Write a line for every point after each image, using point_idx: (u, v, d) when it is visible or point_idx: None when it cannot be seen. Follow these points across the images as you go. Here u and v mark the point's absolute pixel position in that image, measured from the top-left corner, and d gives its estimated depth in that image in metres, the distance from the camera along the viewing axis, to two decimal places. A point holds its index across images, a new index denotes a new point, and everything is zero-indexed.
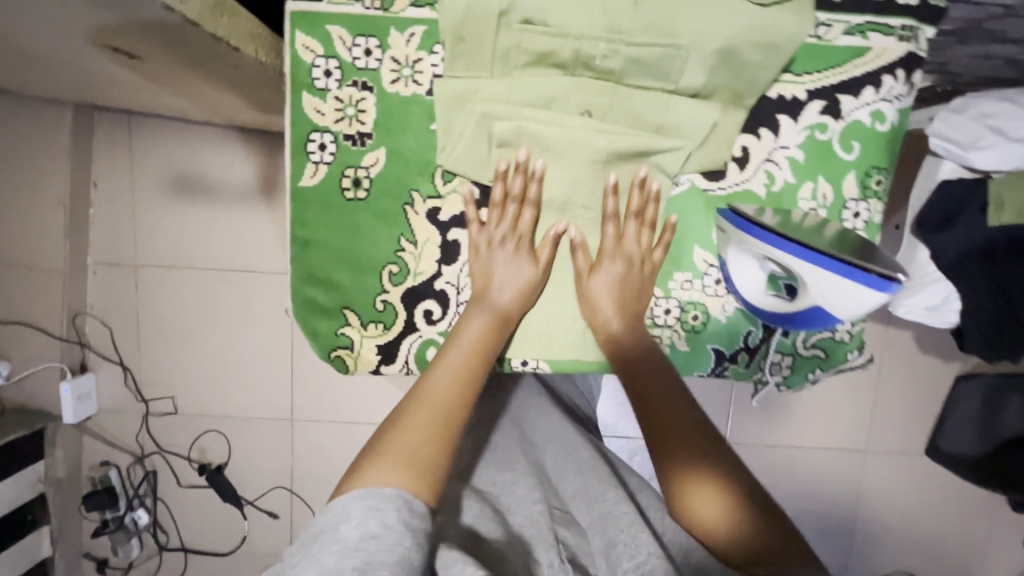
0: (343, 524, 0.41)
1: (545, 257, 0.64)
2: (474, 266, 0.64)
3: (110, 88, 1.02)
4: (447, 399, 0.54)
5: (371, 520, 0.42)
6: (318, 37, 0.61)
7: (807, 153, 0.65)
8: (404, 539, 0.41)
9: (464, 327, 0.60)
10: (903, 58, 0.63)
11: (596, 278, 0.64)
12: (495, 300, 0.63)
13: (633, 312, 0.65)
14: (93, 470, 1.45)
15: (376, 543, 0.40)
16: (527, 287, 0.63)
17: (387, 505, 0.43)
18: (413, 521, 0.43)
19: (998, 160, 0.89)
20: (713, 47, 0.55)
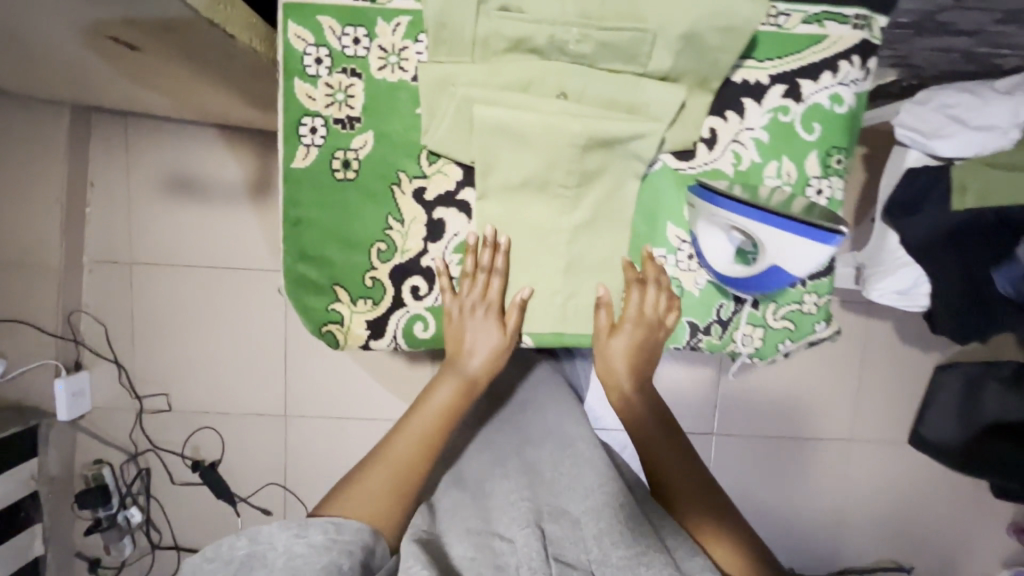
0: (277, 546, 0.55)
1: (511, 324, 0.70)
2: (449, 332, 0.71)
3: (112, 86, 1.06)
4: (401, 457, 0.67)
5: (298, 542, 0.55)
6: (309, 27, 0.65)
7: (771, 135, 0.69)
8: (332, 553, 0.55)
9: (432, 393, 0.70)
10: (858, 45, 0.68)
11: (613, 339, 0.71)
12: (462, 367, 0.70)
13: (642, 368, 0.73)
14: (86, 468, 1.46)
15: (302, 558, 0.54)
16: (494, 351, 0.70)
17: (313, 532, 0.57)
18: (341, 537, 0.57)
19: (957, 148, 0.94)
20: (677, 32, 0.59)
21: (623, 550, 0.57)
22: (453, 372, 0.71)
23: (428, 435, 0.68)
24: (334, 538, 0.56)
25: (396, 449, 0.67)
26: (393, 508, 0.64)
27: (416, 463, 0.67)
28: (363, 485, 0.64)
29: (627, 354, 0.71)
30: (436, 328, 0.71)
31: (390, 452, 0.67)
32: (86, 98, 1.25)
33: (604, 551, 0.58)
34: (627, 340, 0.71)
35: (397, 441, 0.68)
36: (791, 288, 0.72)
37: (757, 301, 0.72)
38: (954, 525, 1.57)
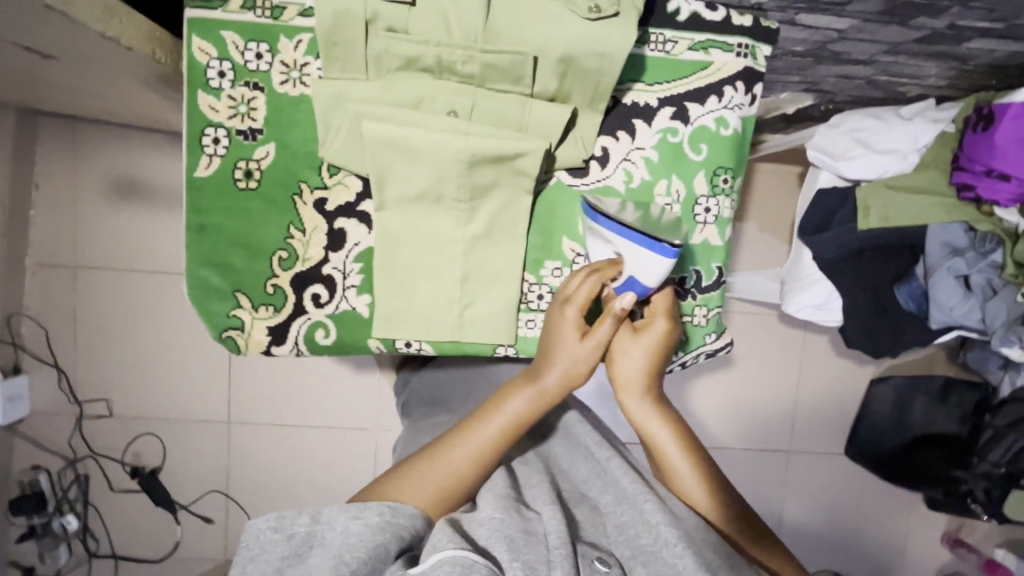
0: (331, 526, 0.50)
1: (602, 334, 0.64)
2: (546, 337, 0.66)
3: (54, 92, 1.07)
4: (469, 462, 0.59)
5: (353, 523, 0.50)
6: (212, 41, 0.67)
7: (660, 155, 0.72)
8: (386, 538, 0.50)
9: (508, 399, 0.63)
10: (741, 72, 0.72)
11: (633, 343, 0.66)
12: (543, 378, 0.63)
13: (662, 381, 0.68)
14: (23, 473, 1.44)
15: (357, 538, 0.49)
16: (575, 364, 0.64)
17: (369, 514, 0.51)
18: (396, 521, 0.52)
19: (862, 169, 0.97)
20: (556, 55, 0.62)
21: (648, 539, 0.55)
22: (530, 382, 0.63)
23: (497, 440, 0.61)
24: (390, 523, 0.52)
25: (461, 446, 0.60)
26: (449, 502, 0.58)
27: (479, 465, 0.60)
28: (417, 475, 0.58)
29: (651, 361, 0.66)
30: (338, 335, 0.73)
31: (451, 448, 0.60)
32: (32, 102, 1.25)
33: (631, 542, 0.56)
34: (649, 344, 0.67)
35: (461, 434, 0.61)
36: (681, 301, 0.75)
37: None
38: (889, 535, 1.62)
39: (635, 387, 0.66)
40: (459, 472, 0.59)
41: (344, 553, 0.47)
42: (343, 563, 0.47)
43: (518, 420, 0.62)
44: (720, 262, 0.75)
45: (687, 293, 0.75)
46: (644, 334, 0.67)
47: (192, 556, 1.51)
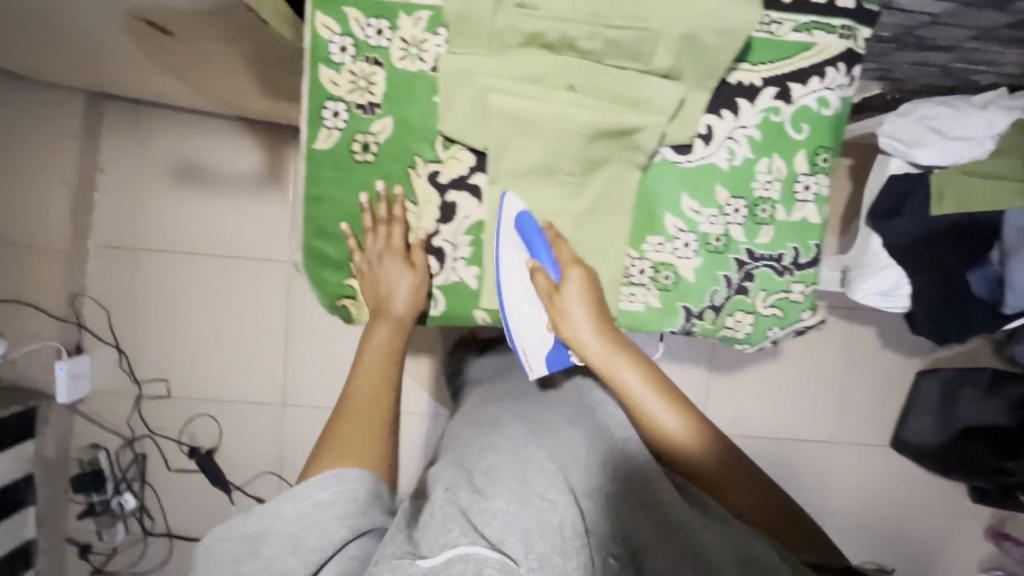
0: (282, 514, 0.53)
1: (420, 262, 0.74)
2: (371, 284, 0.74)
3: (135, 74, 1.09)
4: (368, 393, 0.66)
5: (303, 504, 0.54)
6: (335, 17, 0.68)
7: (763, 133, 0.74)
8: (337, 509, 0.54)
9: (369, 337, 0.71)
10: (843, 54, 0.73)
11: (568, 301, 0.69)
12: (391, 308, 0.73)
13: (614, 331, 0.70)
14: (82, 451, 1.46)
15: (312, 518, 0.53)
16: (412, 289, 0.73)
17: (316, 491, 0.55)
18: (344, 490, 0.55)
19: (935, 156, 1.00)
20: (680, 31, 0.64)
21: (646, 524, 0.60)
22: (381, 316, 0.72)
23: (372, 397, 0.66)
24: (337, 494, 0.55)
25: (357, 415, 0.63)
26: (380, 456, 0.61)
27: (376, 422, 0.63)
28: (342, 444, 0.60)
29: (590, 310, 0.69)
30: (445, 305, 0.77)
31: (357, 418, 0.63)
32: (103, 85, 1.27)
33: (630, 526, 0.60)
34: (585, 298, 0.69)
35: (351, 410, 0.64)
36: (779, 278, 0.78)
37: (748, 289, 0.78)
38: (932, 526, 1.63)
39: (590, 348, 0.68)
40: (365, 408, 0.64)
41: (303, 535, 0.52)
42: (304, 542, 0.52)
43: (386, 346, 0.70)
44: (817, 240, 0.77)
45: (785, 271, 0.77)
46: (570, 289, 0.69)
47: None
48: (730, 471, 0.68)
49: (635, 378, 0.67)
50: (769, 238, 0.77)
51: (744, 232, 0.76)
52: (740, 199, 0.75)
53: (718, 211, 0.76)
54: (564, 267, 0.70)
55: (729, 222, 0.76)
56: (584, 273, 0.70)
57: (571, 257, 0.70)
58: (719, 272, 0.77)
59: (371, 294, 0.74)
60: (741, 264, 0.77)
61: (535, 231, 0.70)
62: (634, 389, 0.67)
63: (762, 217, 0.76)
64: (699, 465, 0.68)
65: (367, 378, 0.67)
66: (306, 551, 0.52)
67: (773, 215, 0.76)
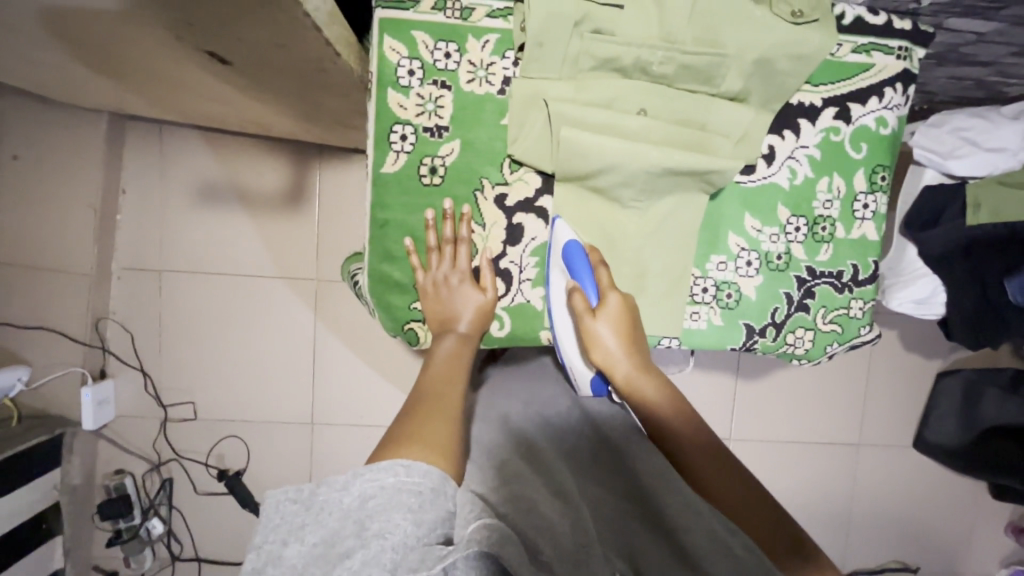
0: (345, 491, 0.45)
1: (489, 284, 0.74)
2: (436, 304, 0.73)
3: (169, 97, 1.08)
4: (437, 393, 0.61)
5: (370, 486, 0.45)
6: (403, 41, 0.68)
7: (823, 152, 0.75)
8: (406, 497, 0.45)
9: (436, 349, 0.69)
10: (900, 74, 0.74)
11: (598, 322, 0.69)
12: (457, 325, 0.71)
13: (642, 352, 0.70)
14: (107, 478, 1.43)
15: (377, 502, 0.44)
16: (480, 308, 0.73)
17: (385, 474, 0.46)
18: (412, 479, 0.46)
19: (970, 167, 1.02)
20: (753, 56, 0.65)
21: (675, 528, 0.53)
22: (448, 330, 0.71)
23: (438, 396, 0.60)
24: (406, 482, 0.46)
25: (425, 412, 0.58)
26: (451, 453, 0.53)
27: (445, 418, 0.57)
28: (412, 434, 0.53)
29: (620, 335, 0.69)
30: (511, 327, 0.77)
31: (425, 414, 0.57)
32: (128, 107, 1.25)
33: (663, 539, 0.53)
34: (616, 320, 0.69)
35: (417, 407, 0.59)
36: (839, 295, 0.79)
37: (809, 306, 0.79)
38: (953, 523, 1.66)
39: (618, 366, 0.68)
40: (434, 407, 0.59)
41: (366, 517, 0.43)
42: (367, 527, 0.42)
43: (454, 356, 0.67)
44: (875, 257, 0.79)
45: (845, 287, 0.79)
46: (606, 313, 0.69)
47: None
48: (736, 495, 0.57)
49: (656, 393, 0.66)
50: (829, 255, 0.78)
51: (805, 250, 0.77)
52: (801, 217, 0.76)
53: (779, 229, 0.76)
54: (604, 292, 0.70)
55: (791, 240, 0.77)
56: (623, 301, 0.70)
57: (609, 282, 0.70)
58: (781, 289, 0.78)
59: (437, 312, 0.72)
60: (802, 281, 0.78)
61: (581, 258, 0.69)
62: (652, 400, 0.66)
63: (822, 235, 0.77)
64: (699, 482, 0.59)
65: (436, 382, 0.63)
66: (367, 536, 0.41)
67: (833, 233, 0.77)
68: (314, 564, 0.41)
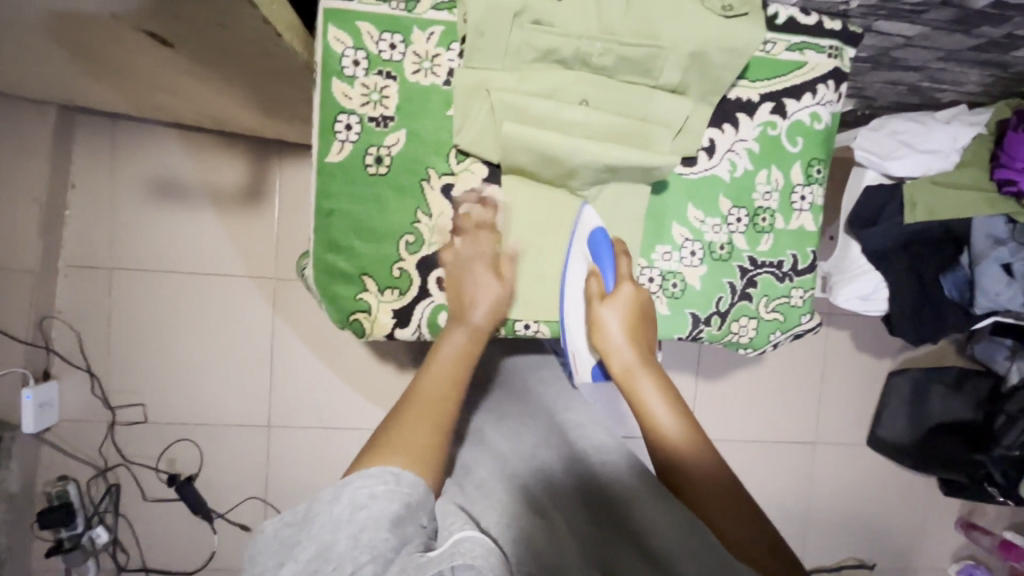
0: (335, 504, 0.46)
1: (509, 274, 0.70)
2: (453, 288, 0.69)
3: (114, 86, 1.05)
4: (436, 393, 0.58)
5: (359, 496, 0.47)
6: (348, 31, 0.69)
7: (761, 146, 0.78)
8: (396, 506, 0.46)
9: (442, 343, 0.63)
10: (832, 72, 0.78)
11: (607, 306, 0.68)
12: (471, 317, 0.65)
13: (646, 348, 0.69)
14: (49, 484, 1.37)
15: (366, 512, 0.45)
16: (497, 300, 0.67)
17: (374, 482, 0.48)
18: (401, 488, 0.48)
19: (908, 168, 1.06)
20: (689, 50, 0.68)
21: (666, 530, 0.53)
22: (460, 321, 0.65)
23: (421, 394, 0.58)
24: (396, 489, 0.48)
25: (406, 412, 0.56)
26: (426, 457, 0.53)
27: (428, 421, 0.56)
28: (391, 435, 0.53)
29: (625, 324, 0.68)
30: None
31: (410, 417, 0.55)
32: (78, 99, 1.22)
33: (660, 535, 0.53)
34: (626, 309, 0.68)
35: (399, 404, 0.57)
36: (780, 284, 0.81)
37: (751, 295, 0.81)
38: (906, 520, 1.70)
39: (616, 353, 0.67)
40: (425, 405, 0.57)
41: (357, 530, 0.44)
42: (359, 538, 0.44)
43: (458, 358, 0.62)
44: (813, 247, 0.82)
45: (786, 277, 0.81)
46: (617, 300, 0.69)
47: (228, 568, 1.45)
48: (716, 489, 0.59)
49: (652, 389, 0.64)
50: (769, 245, 0.80)
51: (746, 240, 0.80)
52: (742, 209, 0.79)
53: (721, 220, 0.79)
54: (620, 281, 0.70)
55: (733, 230, 0.79)
56: (638, 294, 0.70)
57: (629, 273, 0.71)
58: (724, 279, 0.80)
59: (455, 298, 0.68)
60: (744, 271, 0.80)
61: (606, 244, 0.72)
62: (648, 394, 0.64)
63: (762, 226, 0.80)
64: (688, 475, 0.60)
65: (423, 380, 0.60)
66: (357, 548, 0.43)
67: (773, 224, 0.80)
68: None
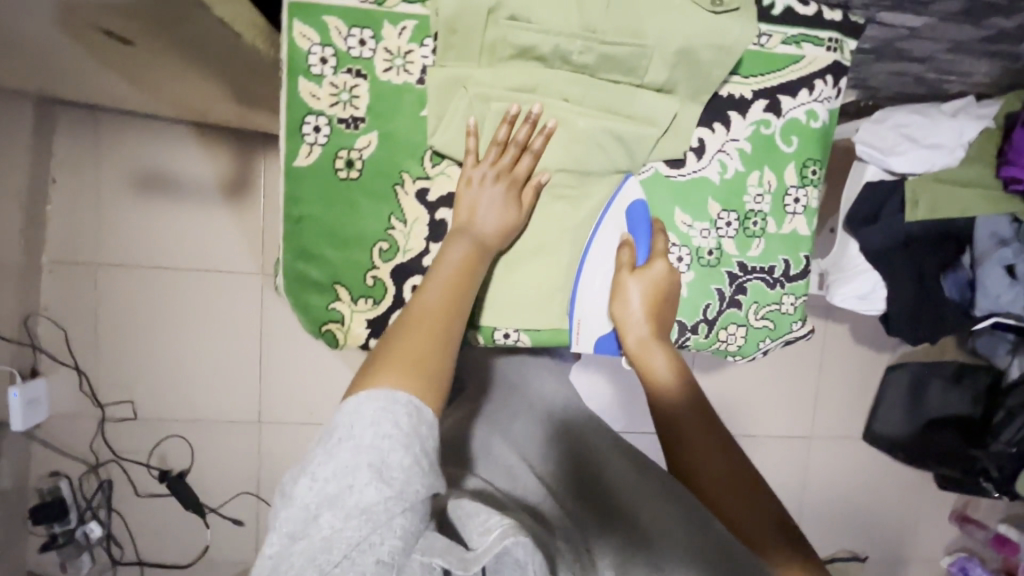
0: (357, 433, 0.44)
1: (529, 200, 0.68)
2: (463, 200, 0.66)
3: (81, 80, 1.01)
4: (439, 309, 0.56)
5: (385, 422, 0.45)
6: (315, 28, 0.65)
7: (753, 146, 0.74)
8: (415, 451, 0.45)
9: (445, 255, 0.62)
10: (830, 66, 0.74)
11: (634, 280, 0.71)
12: (476, 230, 0.64)
13: (664, 321, 0.72)
14: (42, 481, 1.37)
15: (393, 449, 0.44)
16: (507, 224, 0.66)
17: (398, 410, 0.46)
18: (423, 428, 0.46)
19: (909, 164, 1.01)
20: (675, 47, 0.64)
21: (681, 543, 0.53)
22: (467, 234, 0.64)
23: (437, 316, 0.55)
24: (415, 424, 0.46)
25: (416, 332, 0.53)
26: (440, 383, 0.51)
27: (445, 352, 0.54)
28: (406, 356, 0.51)
29: (649, 300, 0.71)
30: None
31: (414, 334, 0.53)
32: (54, 92, 1.19)
33: None
34: (651, 284, 0.71)
35: (415, 326, 0.54)
36: (771, 291, 0.78)
37: (740, 302, 0.78)
38: (902, 514, 1.70)
39: (635, 327, 0.71)
40: (434, 323, 0.55)
41: (379, 461, 0.43)
42: (382, 471, 0.43)
43: (462, 270, 0.61)
44: (807, 252, 0.79)
45: (776, 283, 0.78)
46: (646, 275, 0.71)
47: (222, 562, 1.47)
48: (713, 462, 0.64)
49: (662, 361, 0.70)
50: (760, 250, 0.77)
51: (736, 245, 0.76)
52: (732, 212, 0.76)
53: (710, 224, 0.75)
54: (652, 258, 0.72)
55: (721, 235, 0.76)
56: (667, 272, 0.72)
57: (663, 251, 0.72)
58: (712, 286, 0.77)
59: (459, 211, 0.66)
60: (733, 277, 0.77)
61: (645, 220, 0.73)
62: (658, 368, 0.70)
63: (753, 230, 0.76)
64: (694, 449, 0.65)
65: (439, 303, 0.57)
66: (386, 494, 0.42)
67: (764, 227, 0.77)
68: (328, 505, 0.42)
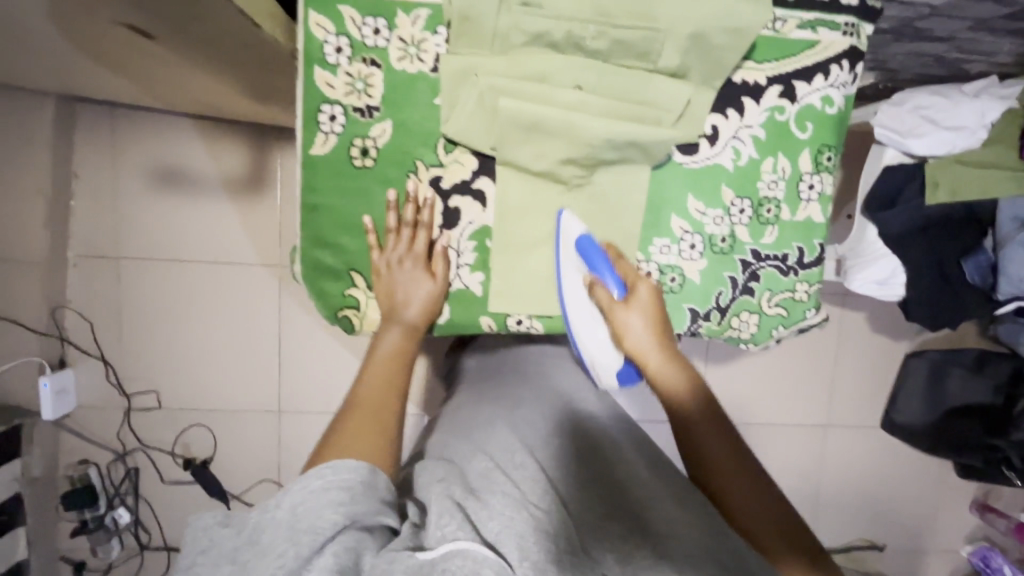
0: (276, 508, 0.50)
1: (440, 271, 0.72)
2: (378, 287, 0.71)
3: (100, 78, 1.03)
4: (372, 394, 0.63)
5: (298, 493, 0.50)
6: (330, 16, 0.66)
7: (767, 132, 0.74)
8: (334, 497, 0.50)
9: (378, 344, 0.69)
10: (847, 50, 0.73)
11: (628, 313, 0.67)
12: (403, 315, 0.70)
13: (669, 344, 0.68)
14: (71, 468, 1.42)
15: (305, 505, 0.49)
16: (428, 299, 0.71)
17: (311, 480, 0.51)
18: (339, 477, 0.52)
19: (929, 146, 0.99)
20: (688, 31, 0.64)
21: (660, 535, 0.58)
22: (393, 319, 0.70)
23: (373, 407, 0.61)
24: (333, 481, 0.52)
25: (355, 419, 0.60)
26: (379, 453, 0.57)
27: (379, 433, 0.59)
28: (337, 444, 0.57)
29: (650, 327, 0.67)
30: (450, 315, 0.75)
31: (353, 421, 0.60)
32: (74, 89, 1.21)
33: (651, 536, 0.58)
34: (645, 311, 0.68)
35: (345, 418, 0.60)
36: (784, 278, 0.78)
37: (753, 290, 0.78)
38: (920, 504, 1.68)
39: (648, 356, 0.66)
40: (372, 406, 0.62)
41: (295, 520, 0.48)
42: (298, 528, 0.48)
43: (396, 353, 0.68)
44: (821, 239, 0.78)
45: (790, 270, 0.78)
46: (637, 304, 0.67)
47: None
48: (729, 468, 0.61)
49: (680, 381, 0.65)
50: (773, 237, 0.77)
51: (749, 232, 0.76)
52: (745, 199, 0.75)
53: (723, 211, 0.75)
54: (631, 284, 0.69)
55: (735, 222, 0.76)
56: (652, 291, 0.69)
57: (636, 273, 0.70)
58: (725, 273, 0.77)
59: (383, 296, 0.71)
60: (746, 264, 0.77)
61: (596, 250, 0.68)
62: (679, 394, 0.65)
63: (767, 217, 0.76)
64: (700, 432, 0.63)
65: (375, 386, 0.64)
66: (299, 538, 0.47)
67: (778, 215, 0.76)
68: (249, 573, 0.46)
